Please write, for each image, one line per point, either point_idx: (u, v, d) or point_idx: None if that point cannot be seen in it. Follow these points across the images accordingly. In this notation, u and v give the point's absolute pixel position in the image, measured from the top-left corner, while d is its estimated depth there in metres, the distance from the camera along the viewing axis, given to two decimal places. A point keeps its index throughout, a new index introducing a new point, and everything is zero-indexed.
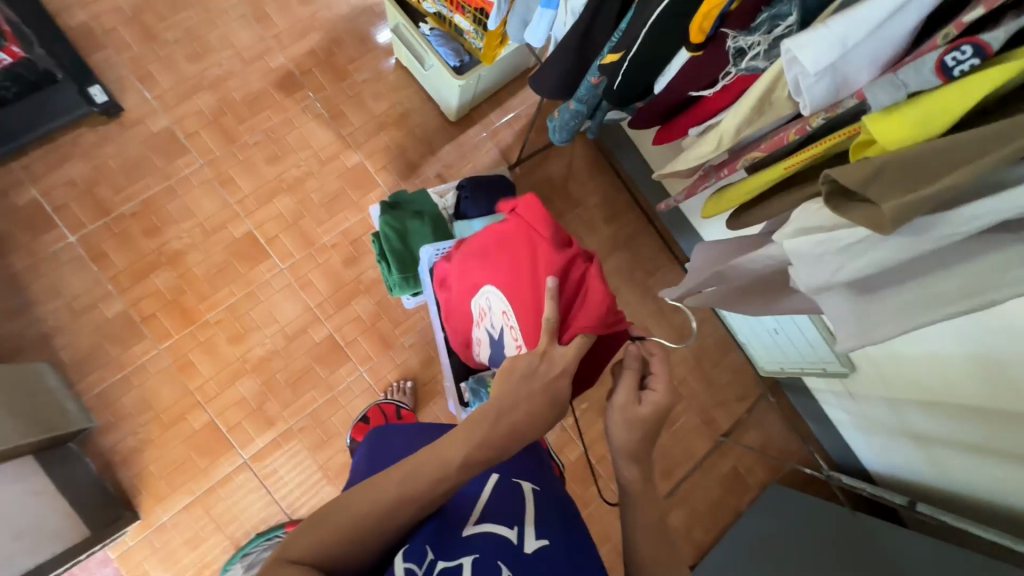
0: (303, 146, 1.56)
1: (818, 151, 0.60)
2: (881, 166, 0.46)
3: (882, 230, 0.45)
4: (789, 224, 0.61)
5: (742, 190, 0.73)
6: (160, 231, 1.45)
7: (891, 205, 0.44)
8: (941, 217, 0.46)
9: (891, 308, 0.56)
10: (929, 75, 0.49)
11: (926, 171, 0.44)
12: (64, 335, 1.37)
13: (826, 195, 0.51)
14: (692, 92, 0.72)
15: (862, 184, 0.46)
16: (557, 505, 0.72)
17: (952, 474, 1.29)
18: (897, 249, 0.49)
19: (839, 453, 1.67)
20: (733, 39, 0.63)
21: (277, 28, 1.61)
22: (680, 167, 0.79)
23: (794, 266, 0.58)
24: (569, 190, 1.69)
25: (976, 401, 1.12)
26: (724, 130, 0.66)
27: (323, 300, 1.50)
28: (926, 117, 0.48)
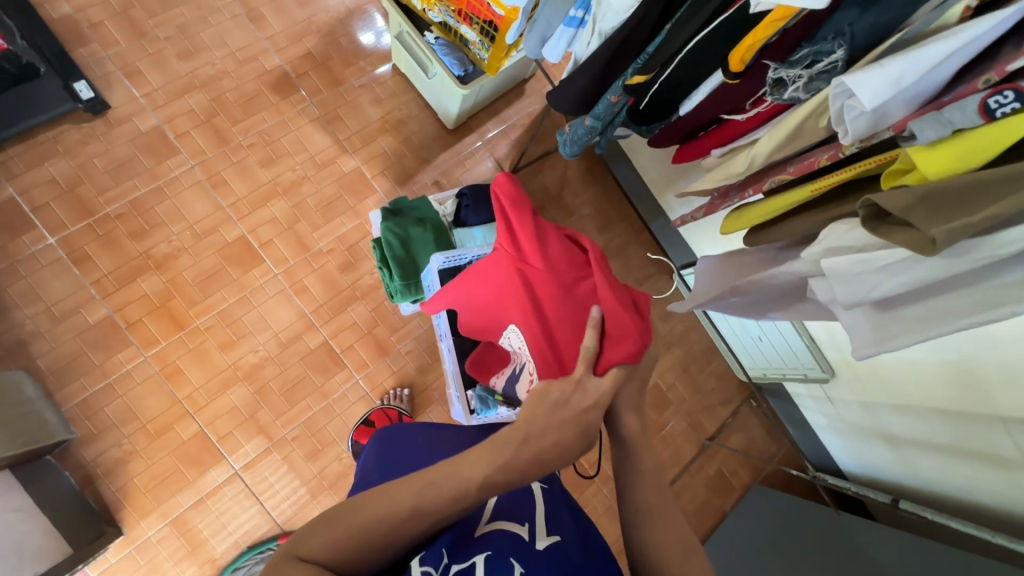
0: (298, 149, 1.54)
1: (846, 176, 0.64)
2: (924, 195, 0.50)
3: (928, 253, 0.49)
4: (818, 243, 0.66)
5: (766, 209, 0.77)
6: (147, 234, 1.40)
7: (940, 230, 0.47)
8: (979, 243, 0.50)
9: (912, 321, 0.59)
10: (971, 114, 0.50)
11: (967, 200, 0.48)
12: (42, 342, 1.30)
13: (863, 220, 0.56)
14: (722, 116, 0.77)
15: (906, 210, 0.50)
16: (565, 504, 0.73)
17: (925, 474, 1.38)
18: (933, 269, 0.53)
19: (816, 455, 1.76)
20: (773, 70, 0.67)
21: (273, 29, 1.58)
22: (705, 185, 0.85)
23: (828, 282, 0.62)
24: (563, 200, 1.73)
25: (951, 405, 1.20)
26: (758, 153, 0.71)
27: (318, 306, 1.48)
28: (963, 153, 0.51)
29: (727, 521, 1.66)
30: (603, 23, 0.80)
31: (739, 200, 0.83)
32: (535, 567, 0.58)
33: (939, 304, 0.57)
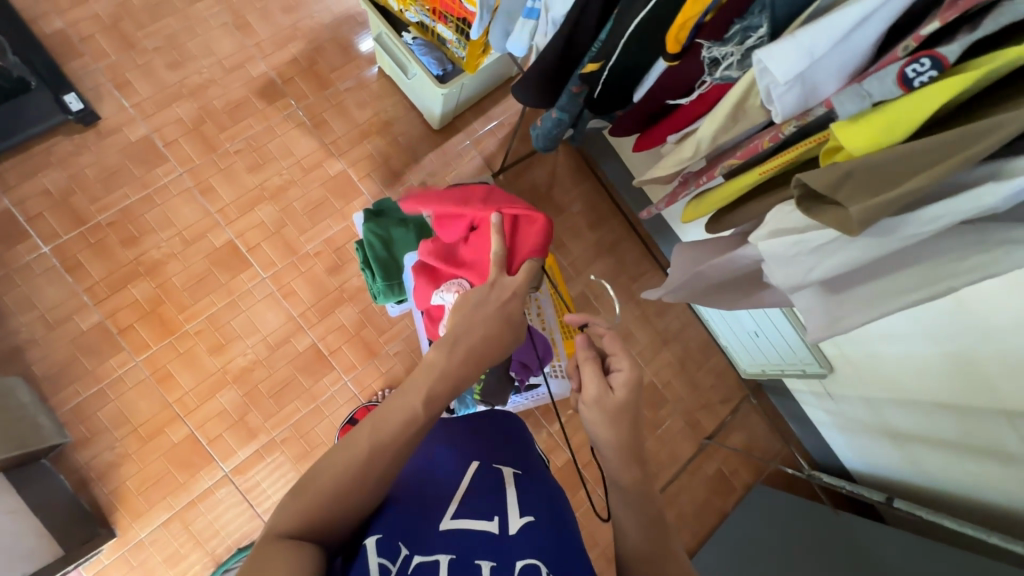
0: (285, 154, 1.55)
1: (790, 158, 0.65)
2: (850, 171, 0.53)
3: (850, 230, 0.52)
4: (763, 226, 0.68)
5: (721, 195, 0.77)
6: (138, 241, 1.43)
7: (859, 207, 0.50)
8: (905, 219, 0.53)
9: (860, 301, 0.64)
10: (891, 85, 0.53)
11: (889, 176, 0.51)
12: (38, 349, 1.34)
13: (799, 198, 0.58)
14: (671, 101, 0.74)
15: (831, 189, 0.53)
16: (543, 485, 0.68)
17: (928, 470, 1.33)
18: (865, 248, 0.57)
19: (820, 453, 1.71)
20: (707, 49, 0.64)
21: (259, 36, 1.60)
22: (660, 174, 0.82)
23: (770, 267, 0.65)
24: (552, 197, 1.71)
25: (951, 398, 1.15)
26: (702, 138, 0.69)
27: (306, 309, 1.49)
28: (887, 125, 0.53)
29: (728, 522, 1.61)
30: (553, 11, 0.79)
31: (696, 186, 0.81)
32: (503, 563, 0.54)
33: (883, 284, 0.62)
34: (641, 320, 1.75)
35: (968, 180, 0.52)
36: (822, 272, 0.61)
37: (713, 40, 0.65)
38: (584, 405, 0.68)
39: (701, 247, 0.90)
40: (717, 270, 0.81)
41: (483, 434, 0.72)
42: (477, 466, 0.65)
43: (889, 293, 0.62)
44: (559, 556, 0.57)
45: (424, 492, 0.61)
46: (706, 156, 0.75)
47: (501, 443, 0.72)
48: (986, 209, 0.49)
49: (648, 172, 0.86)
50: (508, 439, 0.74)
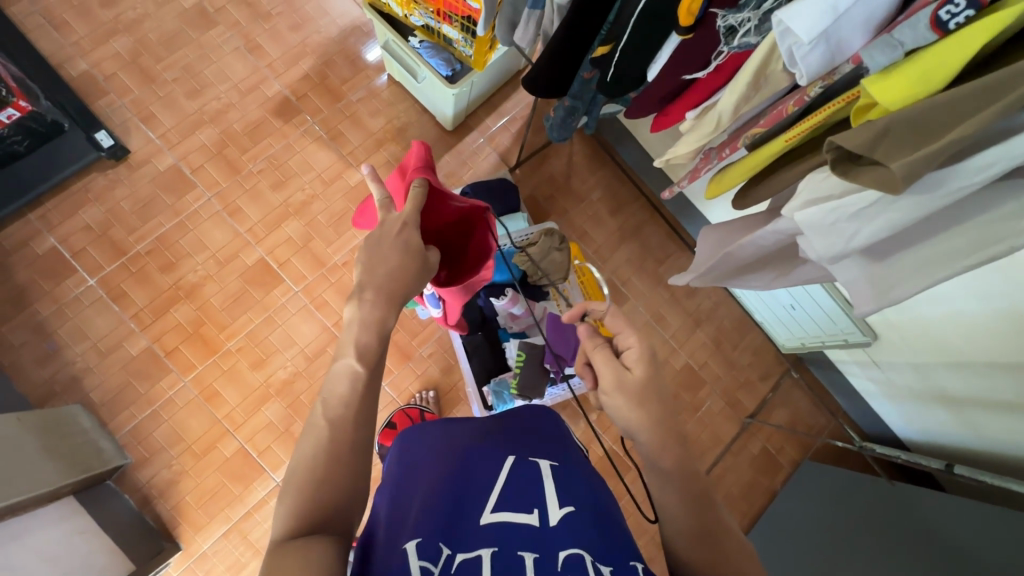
0: (305, 169, 1.59)
1: (817, 122, 0.63)
2: (886, 128, 0.51)
3: (895, 189, 0.49)
4: (796, 197, 0.65)
5: (748, 166, 0.75)
6: (175, 266, 1.49)
7: (902, 163, 0.48)
8: (951, 172, 0.51)
9: (906, 268, 0.62)
10: (924, 31, 0.51)
11: (931, 128, 0.49)
12: (93, 376, 1.41)
13: (832, 163, 0.56)
14: (686, 75, 0.71)
15: (868, 147, 0.51)
16: (582, 473, 0.67)
17: (988, 433, 1.28)
18: (909, 208, 0.55)
19: (869, 424, 1.66)
20: (722, 18, 0.61)
21: (270, 57, 1.64)
22: (681, 152, 0.81)
23: (808, 236, 0.63)
24: (571, 186, 1.70)
25: (1008, 355, 1.11)
26: (722, 109, 0.69)
27: (339, 319, 1.52)
28: (925, 73, 0.51)
29: (779, 501, 1.58)
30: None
31: (719, 160, 0.81)
32: (545, 555, 0.54)
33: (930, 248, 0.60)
34: (672, 303, 1.72)
35: (1015, 126, 0.50)
36: (865, 238, 0.59)
37: (727, 7, 0.62)
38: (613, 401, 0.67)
39: (721, 231, 0.89)
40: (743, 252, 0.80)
41: (518, 429, 0.73)
42: (514, 460, 0.66)
43: (940, 258, 0.60)
44: (603, 543, 0.57)
45: (460, 489, 0.61)
46: (728, 128, 0.75)
47: (535, 435, 0.72)
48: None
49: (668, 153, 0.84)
50: (544, 431, 0.73)
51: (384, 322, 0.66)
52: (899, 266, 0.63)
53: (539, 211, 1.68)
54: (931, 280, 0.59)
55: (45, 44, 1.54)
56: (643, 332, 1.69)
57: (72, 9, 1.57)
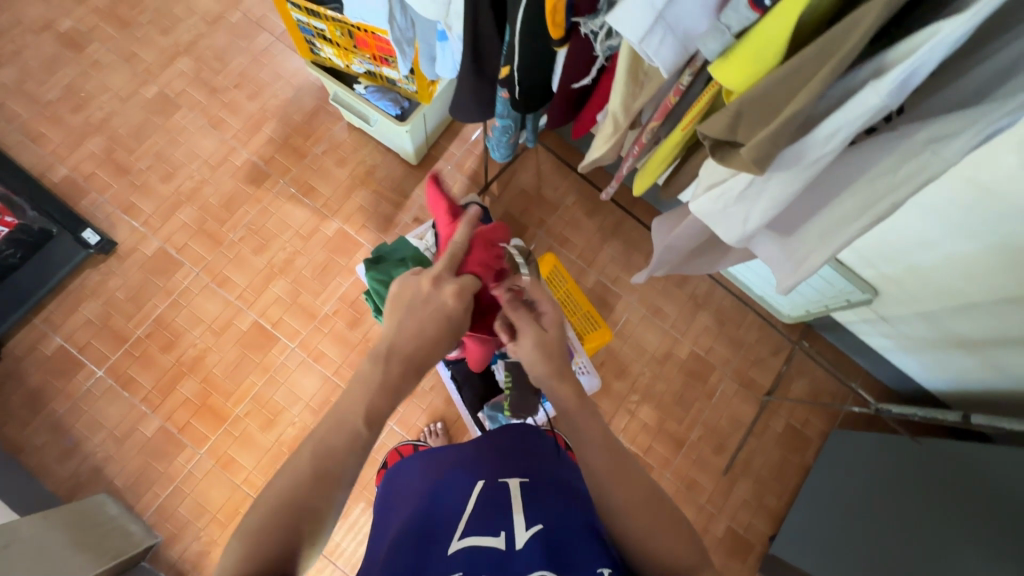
0: (283, 229, 1.63)
1: (697, 113, 0.63)
2: (740, 110, 0.52)
3: (753, 170, 0.52)
4: (699, 183, 0.67)
5: (657, 164, 0.76)
6: (175, 344, 1.54)
7: (751, 147, 0.50)
8: (807, 142, 0.53)
9: (814, 237, 0.67)
10: (745, 10, 0.50)
11: (775, 104, 0.50)
12: (114, 463, 1.46)
13: (711, 149, 0.57)
14: (576, 82, 0.74)
15: (729, 131, 0.53)
16: (555, 492, 0.66)
17: (1010, 371, 1.23)
18: (782, 184, 0.58)
19: (895, 381, 1.58)
20: (584, 25, 0.63)
21: (234, 128, 1.70)
22: (595, 157, 0.81)
23: (709, 225, 0.67)
24: (544, 196, 1.70)
25: (1004, 289, 1.07)
26: (615, 112, 0.70)
27: (338, 366, 1.55)
28: (759, 50, 0.50)
29: (813, 476, 1.53)
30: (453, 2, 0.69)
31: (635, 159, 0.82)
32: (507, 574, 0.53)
33: (829, 215, 0.65)
34: (665, 294, 1.70)
35: (853, 85, 0.50)
36: (755, 218, 0.63)
37: (589, 13, 0.63)
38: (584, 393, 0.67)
39: (659, 220, 0.92)
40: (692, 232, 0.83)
41: (492, 455, 0.73)
42: (483, 485, 0.67)
43: (839, 222, 0.64)
44: (568, 554, 0.55)
45: (432, 521, 0.63)
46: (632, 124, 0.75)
47: (507, 458, 0.73)
48: (877, 110, 0.48)
49: (586, 161, 0.85)
50: (522, 451, 0.74)
51: (364, 403, 0.63)
52: (808, 235, 0.68)
53: (516, 227, 1.68)
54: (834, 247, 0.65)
55: (27, 158, 1.63)
56: (642, 326, 1.67)
57: (46, 120, 1.67)
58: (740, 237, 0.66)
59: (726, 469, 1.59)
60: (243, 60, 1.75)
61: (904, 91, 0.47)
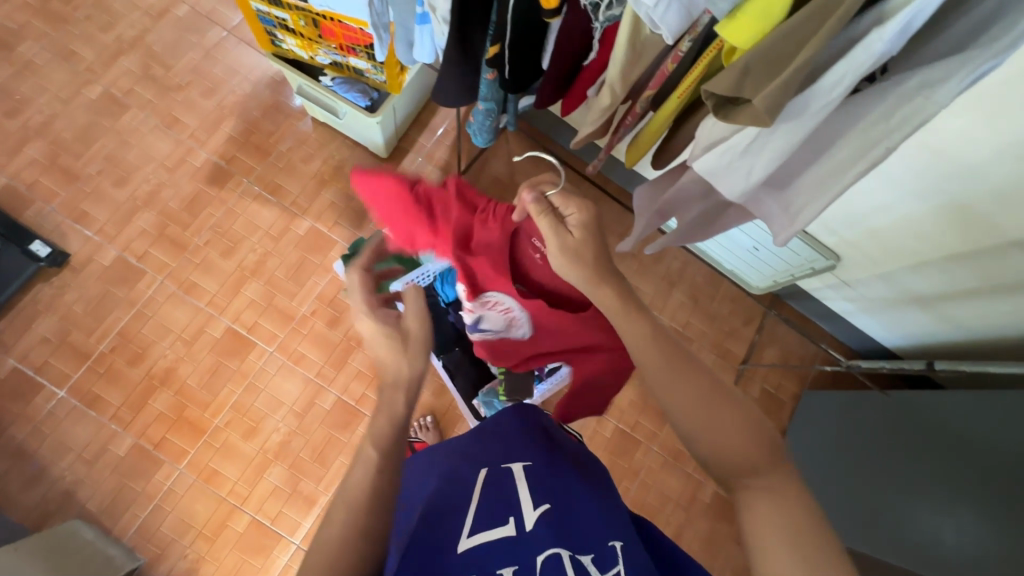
0: (251, 230, 1.57)
1: (699, 74, 0.65)
2: (747, 66, 0.54)
3: (763, 121, 0.55)
4: (696, 144, 0.72)
5: (653, 131, 0.78)
6: (144, 356, 1.46)
7: (763, 97, 0.53)
8: (813, 91, 0.58)
9: (810, 187, 0.73)
10: None
11: (781, 57, 0.53)
12: (86, 487, 1.38)
13: (714, 109, 0.59)
14: (570, 56, 0.74)
15: (737, 86, 0.54)
16: (558, 468, 0.66)
17: (963, 322, 1.33)
18: (787, 134, 0.63)
19: (857, 341, 1.68)
20: None
21: (190, 127, 1.62)
22: (588, 128, 0.82)
23: (712, 181, 0.72)
24: (517, 184, 1.70)
25: (957, 245, 1.16)
26: (613, 80, 0.71)
27: (321, 367, 1.51)
28: (764, 7, 0.53)
29: (790, 437, 1.60)
30: None
31: (628, 130, 0.83)
32: (523, 563, 0.53)
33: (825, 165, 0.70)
34: (641, 273, 1.74)
35: (854, 35, 0.54)
36: (757, 170, 0.68)
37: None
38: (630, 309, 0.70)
39: (642, 190, 0.95)
40: (682, 195, 0.87)
41: (496, 434, 0.72)
42: (486, 472, 0.64)
43: (834, 171, 0.70)
44: (578, 534, 0.57)
45: (437, 508, 0.58)
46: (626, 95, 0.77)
47: (508, 437, 0.72)
48: (879, 57, 0.53)
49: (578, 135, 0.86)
50: (526, 431, 0.73)
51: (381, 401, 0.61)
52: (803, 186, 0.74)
53: None
54: (832, 195, 0.70)
55: None
56: None
57: None
58: (742, 190, 0.71)
59: None
60: (194, 56, 1.66)
61: (907, 34, 0.52)
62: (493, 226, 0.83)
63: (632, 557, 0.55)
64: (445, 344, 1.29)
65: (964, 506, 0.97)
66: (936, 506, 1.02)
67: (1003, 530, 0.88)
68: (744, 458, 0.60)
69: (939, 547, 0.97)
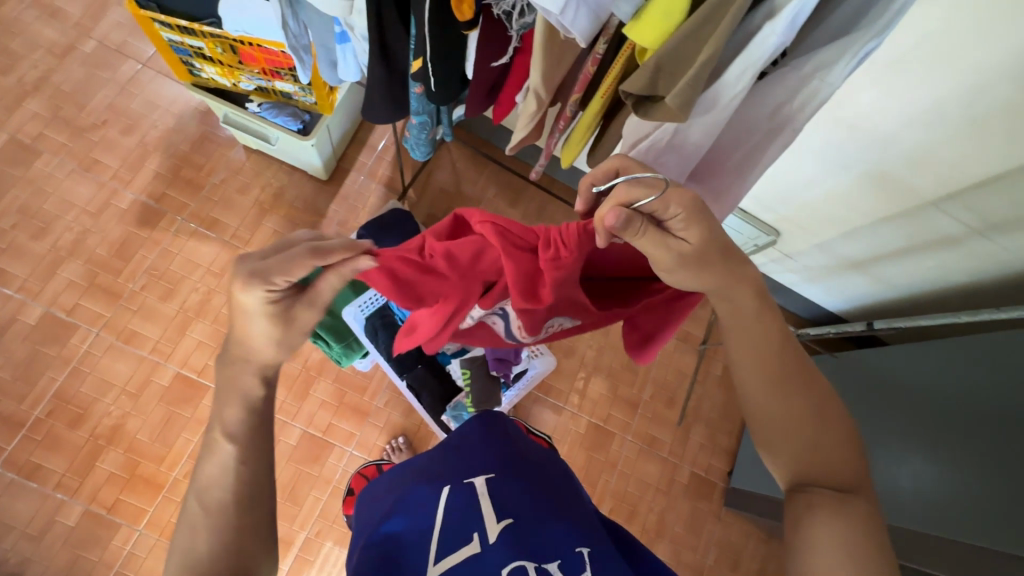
0: (191, 269, 1.50)
1: (616, 73, 0.67)
2: (657, 65, 0.56)
3: (678, 117, 0.57)
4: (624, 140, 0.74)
5: (582, 132, 0.79)
6: (86, 416, 1.37)
7: (675, 96, 0.55)
8: (721, 86, 0.60)
9: (732, 169, 0.77)
10: None
11: (687, 56, 0.55)
12: (34, 566, 1.27)
13: (634, 106, 0.61)
14: (493, 64, 0.75)
15: (650, 85, 0.57)
16: (519, 474, 0.65)
17: (894, 280, 1.42)
18: (705, 126, 0.65)
19: (805, 310, 1.76)
20: (496, 6, 0.65)
21: (112, 168, 1.53)
22: (520, 134, 0.82)
23: (644, 176, 0.75)
24: (464, 192, 1.69)
25: (882, 209, 1.23)
26: (536, 87, 0.72)
27: (282, 403, 1.45)
28: (665, 10, 0.53)
29: None
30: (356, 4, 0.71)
31: (560, 133, 0.84)
32: None
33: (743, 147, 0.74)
34: None
35: (750, 29, 0.56)
36: (682, 160, 0.71)
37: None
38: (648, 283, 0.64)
39: None
40: None
41: (459, 450, 0.70)
42: (449, 489, 0.62)
43: (751, 152, 0.74)
44: (539, 542, 0.57)
45: (401, 540, 0.57)
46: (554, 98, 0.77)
47: (470, 450, 0.70)
48: (775, 49, 0.56)
49: (513, 140, 0.86)
50: (487, 440, 0.71)
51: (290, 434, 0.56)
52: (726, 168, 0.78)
53: None
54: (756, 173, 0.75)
55: None
56: None
57: None
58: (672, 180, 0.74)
59: (680, 421, 1.69)
60: (109, 92, 1.57)
61: (795, 28, 0.54)
62: (566, 260, 0.65)
63: (599, 564, 0.56)
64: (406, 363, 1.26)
65: (922, 445, 1.01)
66: (898, 450, 1.05)
67: (956, 460, 0.93)
68: (831, 475, 0.57)
69: (904, 490, 1.00)
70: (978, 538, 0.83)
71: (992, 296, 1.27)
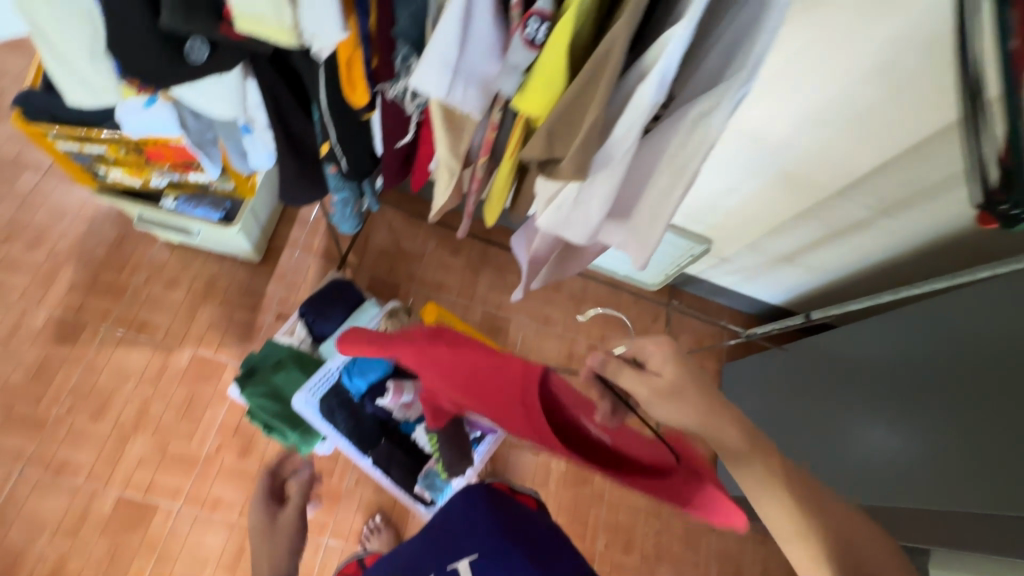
0: (122, 379, 1.40)
1: (518, 136, 0.69)
2: (550, 130, 0.57)
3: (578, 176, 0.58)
4: (539, 200, 0.77)
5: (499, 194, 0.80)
6: (17, 566, 1.22)
7: (569, 161, 0.57)
8: (613, 142, 0.62)
9: (648, 213, 0.78)
10: (525, 49, 0.57)
11: (574, 119, 0.57)
12: None
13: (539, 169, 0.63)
14: (399, 143, 0.78)
15: (547, 149, 0.59)
16: (505, 544, 0.64)
17: (824, 267, 1.50)
18: (605, 181, 0.68)
19: (752, 306, 1.82)
20: (391, 89, 0.69)
21: (20, 286, 1.42)
22: (439, 203, 0.83)
23: (560, 232, 0.77)
24: (404, 250, 1.68)
25: (796, 207, 1.32)
26: (446, 159, 0.74)
27: (243, 505, 1.35)
28: (545, 78, 0.56)
29: None
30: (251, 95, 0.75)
31: (477, 195, 0.84)
32: None
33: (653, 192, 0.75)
34: (549, 301, 1.75)
35: (627, 89, 0.58)
36: (591, 215, 0.73)
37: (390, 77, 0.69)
38: (644, 406, 0.59)
39: (517, 237, 0.99)
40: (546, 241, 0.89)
41: (444, 532, 0.70)
42: None
43: (661, 198, 0.75)
44: None
45: None
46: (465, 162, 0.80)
47: (455, 527, 0.70)
48: (653, 104, 0.57)
49: (435, 208, 0.86)
50: (471, 511, 0.71)
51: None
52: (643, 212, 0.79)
53: (387, 287, 1.63)
54: (668, 217, 0.75)
55: None
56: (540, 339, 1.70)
57: None
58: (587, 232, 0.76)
59: None
60: (8, 207, 1.48)
61: (665, 86, 0.56)
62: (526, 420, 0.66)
63: None
64: (370, 439, 1.23)
65: (896, 413, 1.04)
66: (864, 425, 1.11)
67: (926, 428, 0.98)
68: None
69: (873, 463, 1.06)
70: (959, 505, 0.88)
71: (910, 270, 1.37)
